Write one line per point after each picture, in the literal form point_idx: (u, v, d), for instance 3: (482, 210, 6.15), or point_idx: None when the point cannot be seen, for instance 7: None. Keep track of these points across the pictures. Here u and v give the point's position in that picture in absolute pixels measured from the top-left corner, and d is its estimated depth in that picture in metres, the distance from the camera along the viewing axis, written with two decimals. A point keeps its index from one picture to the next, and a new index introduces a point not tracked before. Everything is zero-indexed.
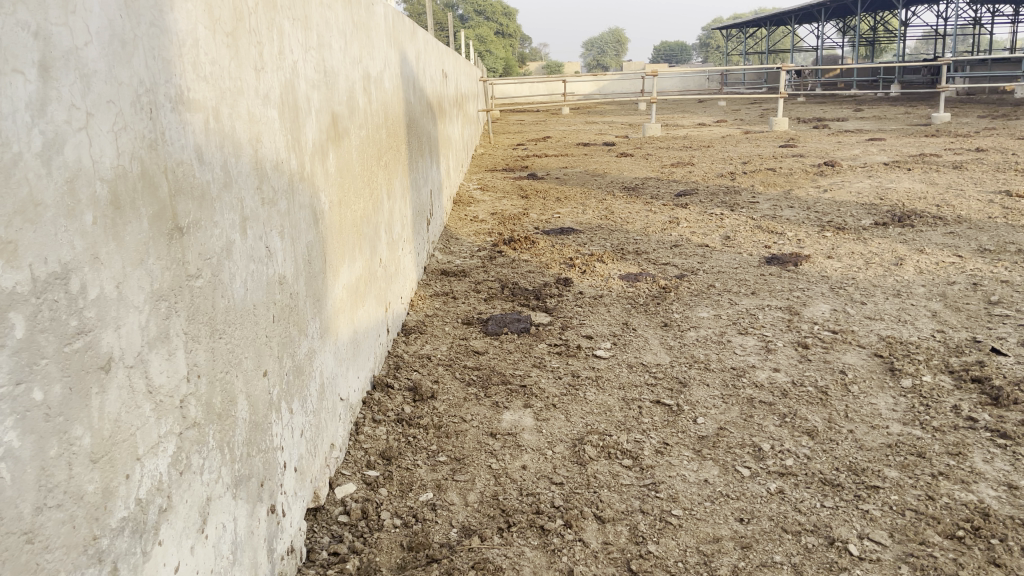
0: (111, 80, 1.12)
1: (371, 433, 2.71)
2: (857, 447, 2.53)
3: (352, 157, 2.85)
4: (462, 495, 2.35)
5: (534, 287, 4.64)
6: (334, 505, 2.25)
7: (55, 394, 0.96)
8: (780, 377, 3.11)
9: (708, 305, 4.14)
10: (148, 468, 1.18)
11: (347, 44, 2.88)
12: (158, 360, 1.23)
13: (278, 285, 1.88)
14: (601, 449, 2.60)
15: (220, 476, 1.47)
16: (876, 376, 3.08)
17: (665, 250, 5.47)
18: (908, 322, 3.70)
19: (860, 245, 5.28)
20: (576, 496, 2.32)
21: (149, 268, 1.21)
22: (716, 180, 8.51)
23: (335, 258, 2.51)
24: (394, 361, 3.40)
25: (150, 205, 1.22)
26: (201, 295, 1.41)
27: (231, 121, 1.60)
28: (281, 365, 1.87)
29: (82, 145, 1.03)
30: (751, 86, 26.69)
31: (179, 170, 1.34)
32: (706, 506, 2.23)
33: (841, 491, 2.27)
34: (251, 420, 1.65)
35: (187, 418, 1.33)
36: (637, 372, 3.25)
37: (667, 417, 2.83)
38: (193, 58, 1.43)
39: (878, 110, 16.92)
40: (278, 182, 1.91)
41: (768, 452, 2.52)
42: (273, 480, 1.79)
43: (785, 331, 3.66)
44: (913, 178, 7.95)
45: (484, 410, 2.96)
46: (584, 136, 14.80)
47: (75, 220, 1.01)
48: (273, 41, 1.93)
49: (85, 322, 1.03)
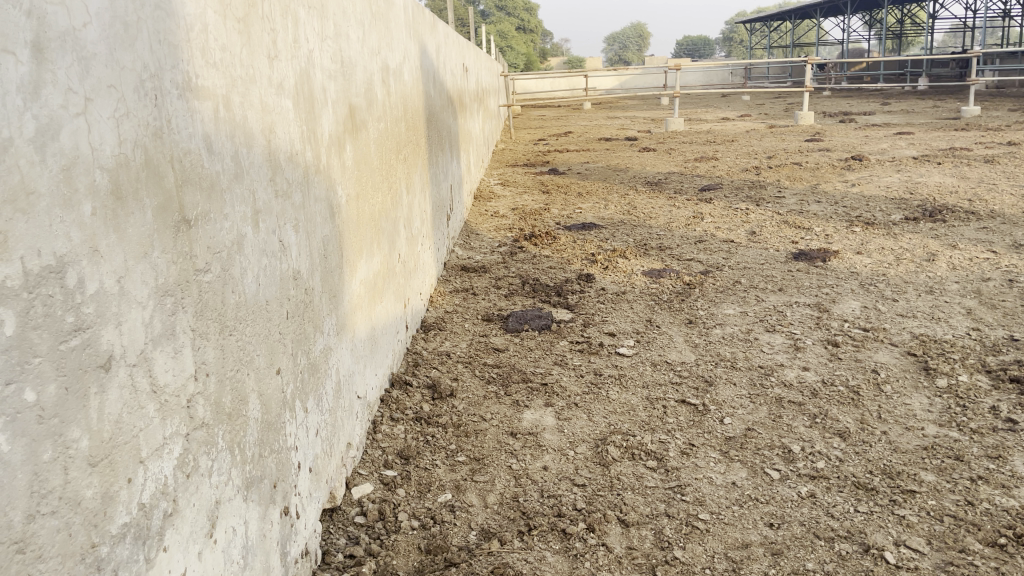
0: (112, 63, 1.07)
1: (389, 432, 2.66)
2: (892, 449, 2.43)
3: (370, 150, 2.80)
4: (481, 497, 2.29)
5: (555, 283, 4.57)
6: (351, 506, 2.20)
7: (49, 395, 0.91)
8: (809, 377, 3.02)
9: (734, 302, 4.04)
10: (152, 472, 1.13)
11: (364, 36, 2.83)
12: (164, 359, 1.18)
13: (292, 281, 1.82)
14: (625, 450, 2.53)
15: (231, 479, 1.42)
16: (910, 376, 2.98)
17: (689, 245, 5.37)
18: (942, 319, 3.58)
19: (891, 241, 5.15)
20: (599, 498, 2.25)
21: (154, 261, 1.15)
22: (741, 175, 8.38)
23: (352, 254, 2.46)
24: (414, 358, 3.35)
25: (155, 196, 1.16)
26: (210, 290, 1.35)
27: (242, 110, 1.55)
28: (295, 362, 1.82)
29: (80, 132, 0.98)
30: (775, 79, 26.33)
31: (186, 160, 1.28)
32: (734, 510, 2.15)
33: (876, 496, 2.18)
34: (263, 420, 1.59)
35: (194, 418, 1.28)
36: (661, 371, 3.17)
37: (692, 417, 2.75)
38: (203, 44, 1.37)
39: (907, 104, 16.60)
40: (292, 175, 1.85)
41: (798, 455, 2.43)
42: (287, 480, 1.74)
43: (814, 329, 3.56)
44: (944, 172, 7.76)
45: (504, 408, 2.89)
46: (606, 130, 14.67)
47: (72, 209, 0.95)
48: (288, 28, 1.88)
49: (82, 318, 0.97)
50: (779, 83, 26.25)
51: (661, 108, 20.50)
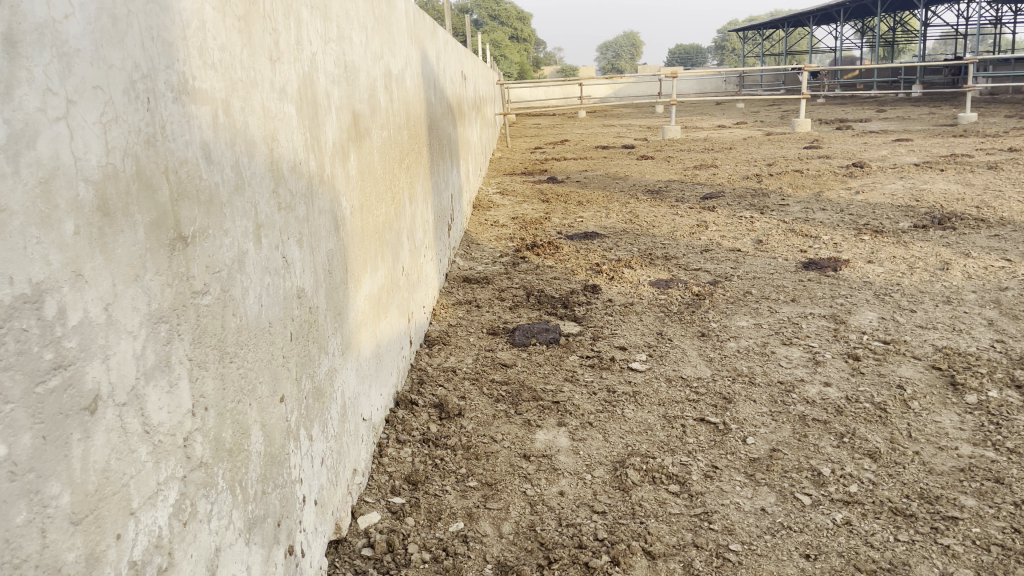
0: (99, 62, 0.94)
1: (395, 456, 2.52)
2: (926, 471, 2.31)
3: (374, 159, 2.68)
4: (496, 526, 2.15)
5: (561, 294, 4.43)
6: (357, 537, 2.07)
7: (23, 447, 0.78)
8: (832, 393, 2.89)
9: (747, 314, 3.91)
10: (145, 524, 1.00)
11: (367, 39, 2.71)
12: (158, 395, 1.04)
13: (296, 299, 1.69)
14: (645, 473, 2.40)
15: (232, 522, 1.28)
16: (937, 392, 2.86)
17: (695, 255, 5.25)
18: (963, 331, 3.47)
19: (902, 249, 5.04)
20: (622, 527, 2.12)
21: (147, 285, 1.02)
22: (743, 183, 8.28)
23: (357, 268, 2.33)
24: (418, 375, 3.21)
25: (148, 211, 1.03)
26: (209, 314, 1.22)
27: (242, 116, 1.41)
28: (300, 388, 1.68)
29: (60, 140, 0.85)
30: (770, 87, 26.33)
31: (183, 170, 1.15)
32: (767, 540, 2.03)
33: (916, 523, 2.06)
34: (267, 453, 1.46)
35: (192, 458, 1.14)
36: (677, 388, 3.04)
37: (713, 437, 2.61)
38: (200, 43, 1.24)
39: (902, 111, 16.54)
40: (296, 186, 1.73)
41: (829, 478, 2.31)
42: (292, 516, 1.61)
43: (832, 341, 3.44)
44: (948, 179, 7.64)
45: (515, 429, 2.75)
46: (603, 138, 14.55)
47: (51, 228, 0.82)
48: (290, 29, 1.75)
49: (63, 354, 0.85)
50: (772, 90, 26.26)
51: (656, 116, 20.41)
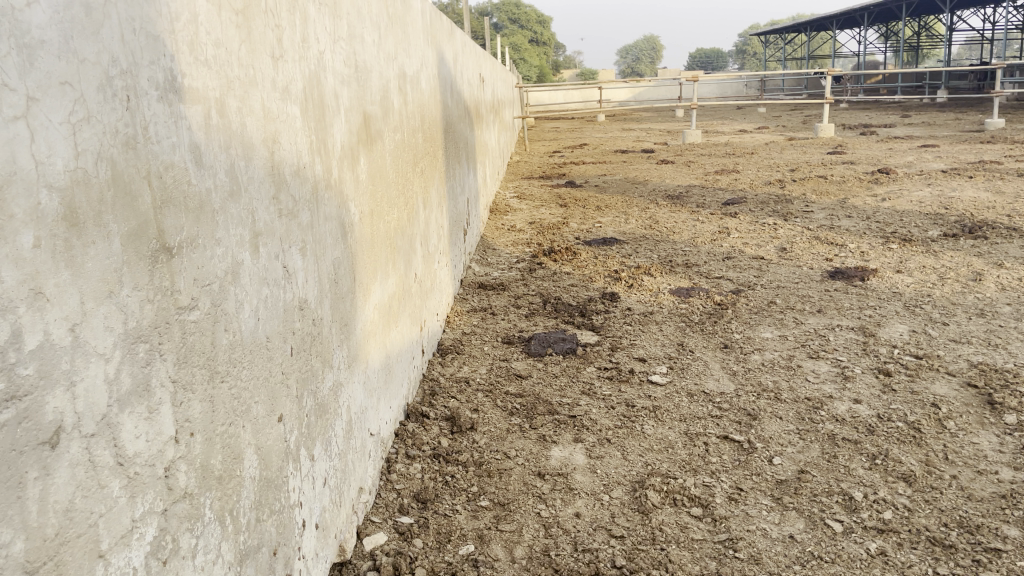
0: (68, 55, 0.85)
1: (404, 472, 2.42)
2: (965, 498, 2.19)
3: (386, 163, 2.58)
4: (507, 549, 2.04)
5: (579, 302, 4.32)
6: (362, 559, 1.97)
7: None
8: (863, 411, 2.76)
9: (771, 325, 3.78)
10: (116, 567, 0.90)
11: (381, 39, 2.62)
12: (134, 422, 0.95)
13: (298, 311, 1.60)
14: (666, 495, 2.28)
15: (220, 556, 1.18)
16: (974, 412, 2.72)
17: (717, 262, 5.11)
18: (1000, 346, 3.32)
19: (932, 258, 4.88)
20: (641, 553, 2.01)
21: (123, 301, 0.93)
22: (765, 188, 8.14)
23: (366, 276, 2.24)
24: (430, 386, 3.11)
25: (125, 220, 0.94)
26: (196, 331, 1.12)
27: (239, 116, 1.32)
28: (300, 405, 1.58)
29: (18, 141, 0.76)
30: (791, 92, 26.07)
31: (168, 175, 1.06)
32: (796, 571, 1.91)
33: (955, 555, 1.93)
34: (262, 477, 1.37)
35: (174, 490, 1.05)
36: (699, 403, 2.92)
37: (737, 456, 2.49)
38: (191, 37, 1.15)
39: (928, 117, 16.26)
40: (299, 191, 1.63)
41: (861, 503, 2.18)
42: (289, 544, 1.51)
43: (862, 355, 3.30)
44: (977, 187, 7.45)
45: (529, 444, 2.65)
46: (623, 142, 14.43)
47: (4, 241, 0.73)
48: (295, 25, 1.65)
49: (17, 383, 0.75)
50: (793, 94, 25.99)
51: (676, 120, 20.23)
